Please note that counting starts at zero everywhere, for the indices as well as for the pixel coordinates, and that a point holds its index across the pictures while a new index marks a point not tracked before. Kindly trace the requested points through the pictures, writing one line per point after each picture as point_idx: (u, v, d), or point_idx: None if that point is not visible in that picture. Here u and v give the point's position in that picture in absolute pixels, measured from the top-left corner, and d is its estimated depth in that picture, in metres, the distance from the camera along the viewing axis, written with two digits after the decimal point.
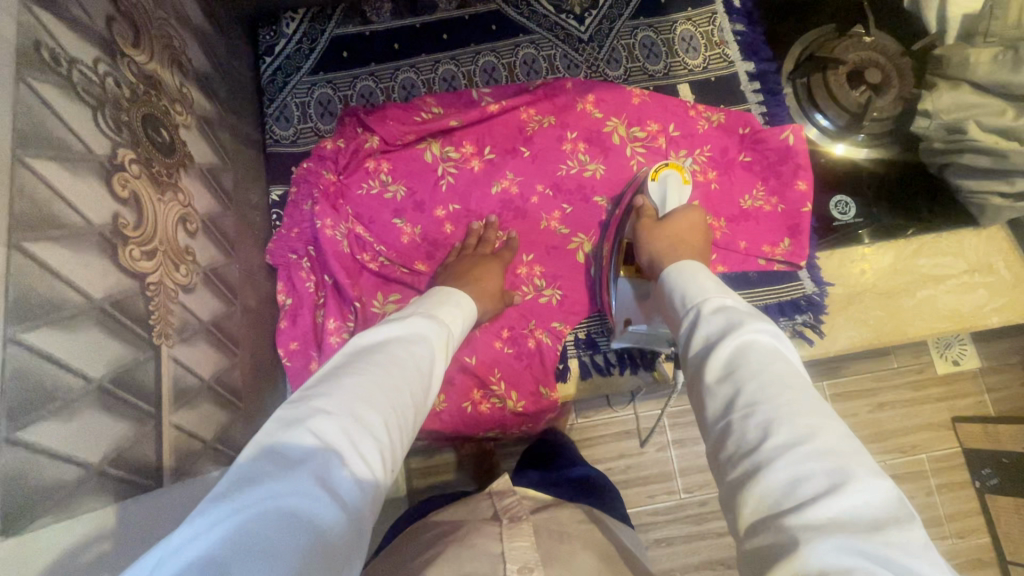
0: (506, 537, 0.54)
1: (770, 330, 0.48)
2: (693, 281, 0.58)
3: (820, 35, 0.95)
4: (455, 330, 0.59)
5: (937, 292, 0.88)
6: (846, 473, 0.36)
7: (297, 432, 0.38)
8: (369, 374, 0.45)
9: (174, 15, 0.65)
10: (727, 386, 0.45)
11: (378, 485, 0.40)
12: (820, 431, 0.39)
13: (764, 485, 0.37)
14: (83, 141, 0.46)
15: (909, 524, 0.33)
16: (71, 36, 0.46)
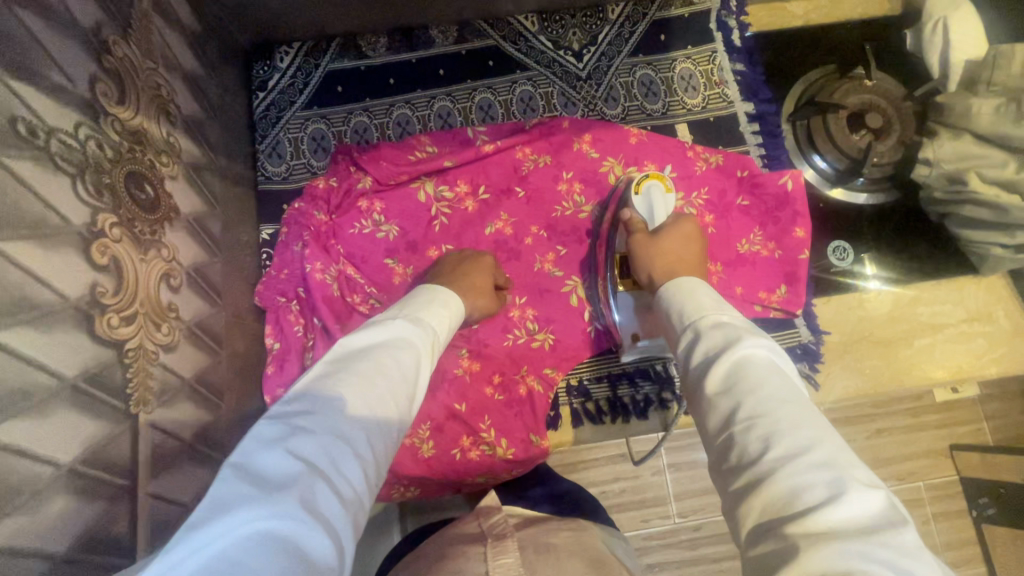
0: (489, 559, 0.50)
1: (766, 344, 0.47)
2: (690, 297, 0.58)
3: (822, 75, 0.94)
4: (447, 334, 0.58)
5: (936, 341, 0.87)
6: (841, 482, 0.35)
7: (277, 452, 0.37)
8: (353, 386, 0.43)
9: (162, 61, 0.64)
10: (728, 401, 0.44)
11: (364, 501, 0.39)
12: (819, 445, 0.38)
13: (768, 498, 0.36)
14: (60, 213, 0.45)
15: (904, 527, 0.33)
16: (51, 105, 0.45)
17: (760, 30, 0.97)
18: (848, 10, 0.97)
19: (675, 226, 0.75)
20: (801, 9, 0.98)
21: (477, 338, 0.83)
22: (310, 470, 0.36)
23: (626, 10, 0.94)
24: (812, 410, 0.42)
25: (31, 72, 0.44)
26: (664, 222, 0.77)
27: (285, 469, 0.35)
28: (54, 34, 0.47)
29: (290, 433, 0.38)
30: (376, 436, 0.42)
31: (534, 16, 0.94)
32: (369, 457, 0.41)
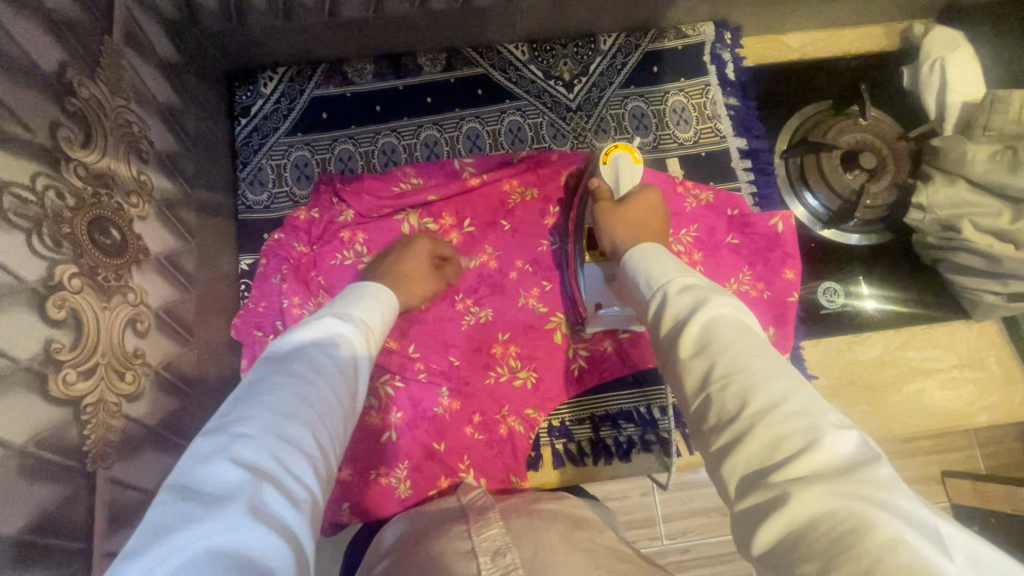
0: (475, 535, 0.53)
1: (733, 303, 0.49)
2: (657, 262, 0.59)
3: (818, 112, 0.92)
4: (379, 329, 0.61)
5: (926, 386, 0.86)
6: (819, 429, 0.37)
7: (217, 467, 0.38)
8: (286, 397, 0.46)
9: (135, 96, 0.62)
10: (701, 362, 0.46)
11: (314, 494, 0.42)
12: (792, 393, 0.40)
13: (749, 448, 0.39)
14: (13, 271, 0.44)
15: (879, 463, 0.36)
16: (5, 158, 0.44)
17: (755, 63, 0.96)
18: (845, 45, 0.96)
19: (641, 192, 0.76)
20: (797, 43, 0.96)
21: (458, 375, 0.81)
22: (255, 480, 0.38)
23: (619, 41, 0.92)
24: (784, 362, 0.44)
25: None
26: (628, 190, 0.77)
27: (228, 482, 0.37)
28: (12, 84, 0.46)
29: (228, 449, 0.40)
30: (316, 437, 0.45)
31: (525, 45, 0.92)
32: (314, 454, 0.44)
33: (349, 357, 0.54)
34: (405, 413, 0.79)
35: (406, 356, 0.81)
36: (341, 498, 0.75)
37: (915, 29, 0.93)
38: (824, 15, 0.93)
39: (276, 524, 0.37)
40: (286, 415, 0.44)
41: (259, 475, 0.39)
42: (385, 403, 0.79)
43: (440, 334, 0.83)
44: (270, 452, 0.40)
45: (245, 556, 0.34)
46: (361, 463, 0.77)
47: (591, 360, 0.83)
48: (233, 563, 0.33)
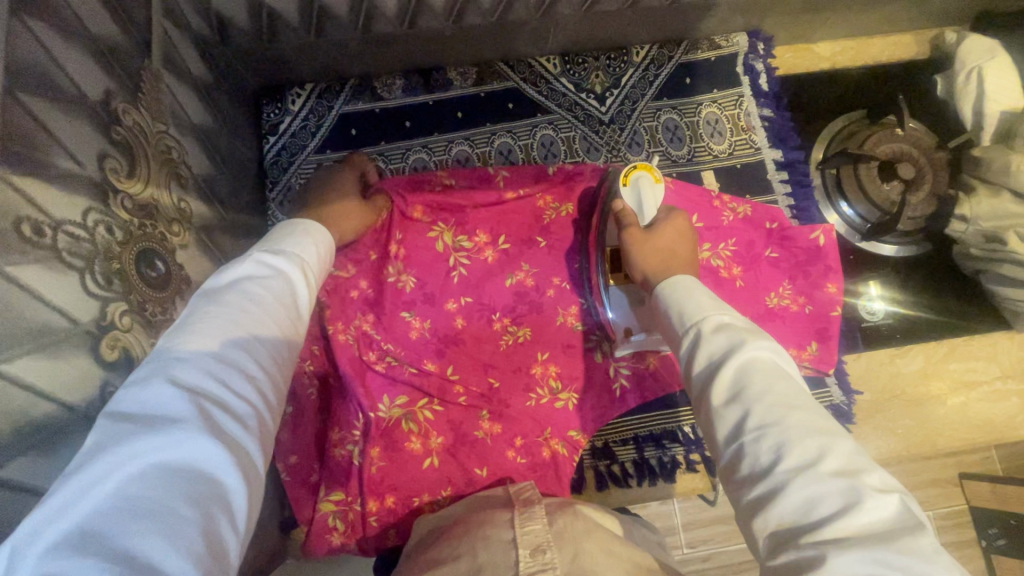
0: (517, 525, 0.51)
1: (771, 344, 0.46)
2: (690, 300, 0.53)
3: (850, 121, 0.91)
4: (319, 259, 0.57)
5: (969, 399, 0.86)
6: (856, 491, 0.36)
7: (152, 387, 0.36)
8: (223, 316, 0.42)
9: (173, 121, 0.60)
10: (735, 410, 0.42)
11: (265, 417, 0.40)
12: (831, 448, 0.38)
13: (781, 507, 0.37)
14: (66, 314, 0.41)
15: (921, 533, 0.34)
16: (58, 195, 0.41)
17: (787, 73, 0.95)
18: (876, 52, 0.95)
19: (667, 220, 0.73)
20: (828, 51, 0.95)
21: (498, 398, 0.78)
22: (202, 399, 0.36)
23: (651, 52, 0.91)
24: (825, 414, 0.41)
25: (39, 161, 0.40)
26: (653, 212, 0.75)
27: (170, 401, 0.35)
28: (61, 117, 0.43)
29: (165, 370, 0.37)
30: (261, 361, 0.42)
31: (556, 58, 0.91)
32: (260, 376, 0.41)
33: (289, 285, 0.50)
34: (446, 438, 0.76)
35: (445, 378, 0.78)
36: (386, 527, 0.72)
37: (948, 37, 0.92)
38: (855, 24, 0.92)
39: (231, 442, 0.36)
40: (226, 336, 0.41)
41: (204, 395, 0.36)
42: (424, 428, 0.75)
43: (480, 355, 0.80)
44: (213, 372, 0.38)
45: (198, 472, 0.33)
46: (403, 492, 0.73)
47: (633, 379, 0.83)
48: (185, 479, 0.32)
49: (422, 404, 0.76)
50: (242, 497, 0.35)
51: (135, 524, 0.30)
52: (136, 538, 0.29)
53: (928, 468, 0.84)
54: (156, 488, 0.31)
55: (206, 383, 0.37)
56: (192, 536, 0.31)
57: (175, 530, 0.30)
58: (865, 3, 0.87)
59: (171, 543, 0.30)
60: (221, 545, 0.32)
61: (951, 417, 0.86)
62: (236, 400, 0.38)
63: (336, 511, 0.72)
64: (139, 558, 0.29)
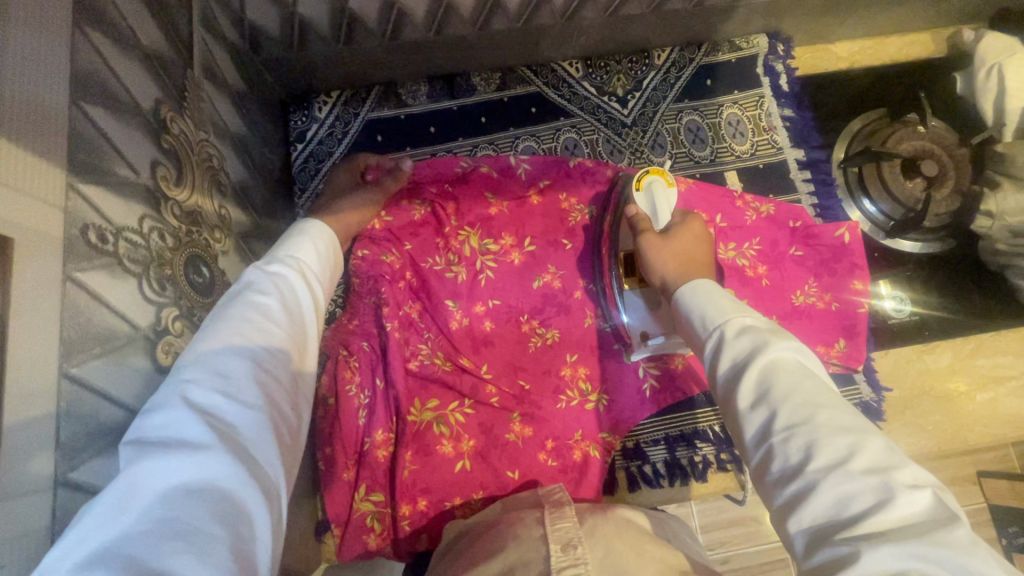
0: (549, 523, 0.51)
1: (793, 345, 0.44)
2: (711, 300, 0.52)
3: (871, 119, 0.91)
4: (319, 259, 0.54)
5: (998, 395, 0.86)
6: (888, 486, 0.34)
7: (165, 411, 0.34)
8: (233, 329, 0.40)
9: (213, 129, 0.61)
10: (762, 412, 0.41)
11: (280, 427, 0.38)
12: (863, 446, 0.37)
13: (815, 507, 0.35)
14: (127, 318, 0.41)
15: (956, 525, 0.33)
16: (118, 202, 0.42)
17: (806, 73, 0.96)
18: (893, 51, 0.96)
19: (683, 224, 0.71)
20: (846, 51, 0.96)
21: (529, 399, 0.78)
22: (218, 417, 0.35)
23: (673, 55, 0.92)
24: (852, 410, 0.40)
25: (99, 169, 0.41)
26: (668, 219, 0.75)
27: (187, 421, 0.34)
28: (119, 126, 0.44)
29: (179, 390, 0.35)
30: (270, 370, 0.40)
31: (578, 62, 0.91)
32: (271, 387, 0.39)
33: (291, 289, 0.47)
34: (478, 441, 0.76)
35: (478, 378, 0.78)
36: (419, 531, 0.72)
37: (964, 35, 0.93)
38: (873, 23, 0.93)
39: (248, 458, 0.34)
40: (239, 348, 0.39)
41: (221, 413, 0.35)
42: (455, 430, 0.76)
43: (511, 357, 0.80)
44: (227, 389, 0.36)
45: (222, 490, 0.32)
46: (436, 494, 0.73)
47: (662, 379, 0.83)
48: (209, 497, 0.31)
49: (454, 405, 0.76)
50: (267, 513, 0.34)
51: (163, 546, 0.28)
52: (166, 560, 0.28)
53: (957, 462, 0.85)
54: (181, 509, 0.30)
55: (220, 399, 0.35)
56: (223, 554, 0.29)
57: (205, 549, 0.29)
58: (884, 3, 0.87)
59: (203, 560, 0.29)
60: (252, 564, 0.31)
61: (979, 412, 0.86)
62: (251, 415, 0.36)
63: (374, 512, 0.73)
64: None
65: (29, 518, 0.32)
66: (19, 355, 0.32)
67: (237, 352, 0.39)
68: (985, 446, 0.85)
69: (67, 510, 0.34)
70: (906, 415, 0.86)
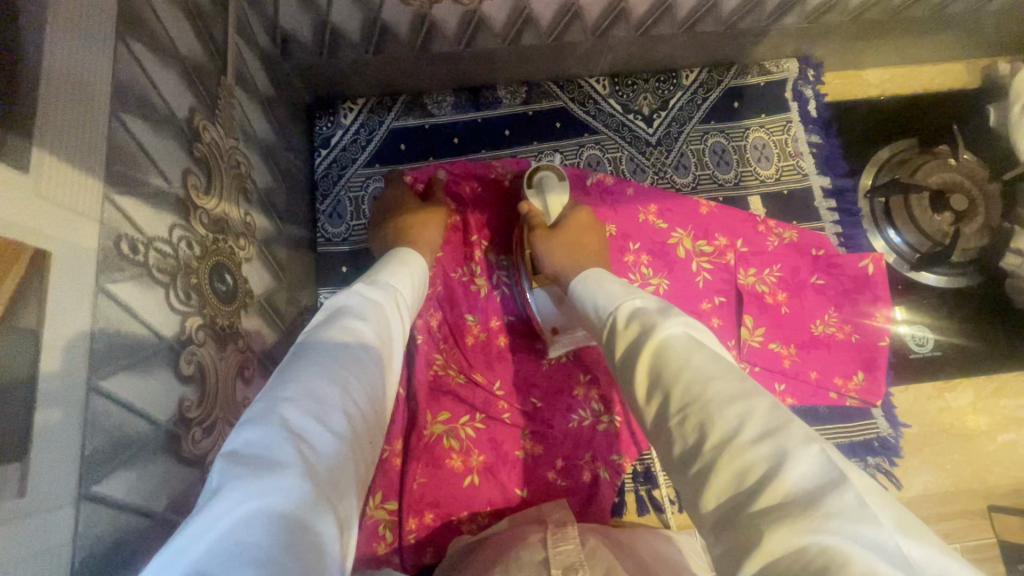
0: (550, 547, 0.50)
1: (682, 320, 0.44)
2: (601, 289, 0.54)
3: (903, 147, 0.91)
4: (408, 295, 0.56)
5: (1020, 436, 0.85)
6: (781, 449, 0.32)
7: (263, 428, 0.34)
8: (328, 354, 0.41)
9: (242, 136, 0.61)
10: (657, 398, 0.40)
11: (354, 463, 0.37)
12: (753, 413, 0.34)
13: (715, 487, 0.33)
14: (154, 327, 0.41)
15: (844, 486, 0.30)
16: (151, 213, 0.42)
17: (836, 99, 0.94)
18: (926, 80, 0.95)
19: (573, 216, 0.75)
20: (877, 78, 0.95)
21: (541, 417, 0.78)
22: (307, 441, 0.34)
23: (701, 76, 0.91)
24: (739, 376, 0.38)
25: (134, 179, 0.41)
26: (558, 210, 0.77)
27: (280, 439, 0.33)
28: (154, 134, 0.44)
29: (278, 407, 0.35)
30: (356, 402, 0.40)
31: (606, 79, 0.91)
32: (355, 420, 0.39)
33: (383, 321, 0.49)
34: (487, 457, 0.75)
35: (491, 393, 0.78)
36: (426, 545, 0.71)
37: (1000, 67, 0.92)
38: (907, 51, 0.91)
39: (327, 490, 0.33)
40: (336, 376, 0.40)
41: (311, 438, 0.35)
42: (465, 445, 0.75)
43: (523, 373, 0.80)
44: (320, 415, 0.36)
45: (300, 522, 0.30)
46: (444, 509, 0.72)
47: None
48: (290, 526, 0.30)
49: (465, 419, 0.76)
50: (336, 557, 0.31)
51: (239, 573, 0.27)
52: None
53: (977, 504, 0.82)
54: (260, 533, 0.28)
55: (312, 425, 0.35)
56: None
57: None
58: (918, 33, 0.86)
59: None
60: None
61: (999, 452, 0.84)
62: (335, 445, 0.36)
63: (386, 521, 0.70)
64: None
65: (53, 531, 0.31)
66: (49, 368, 0.32)
67: (334, 379, 0.39)
68: (1007, 487, 0.83)
69: (89, 524, 0.34)
70: (925, 452, 0.84)
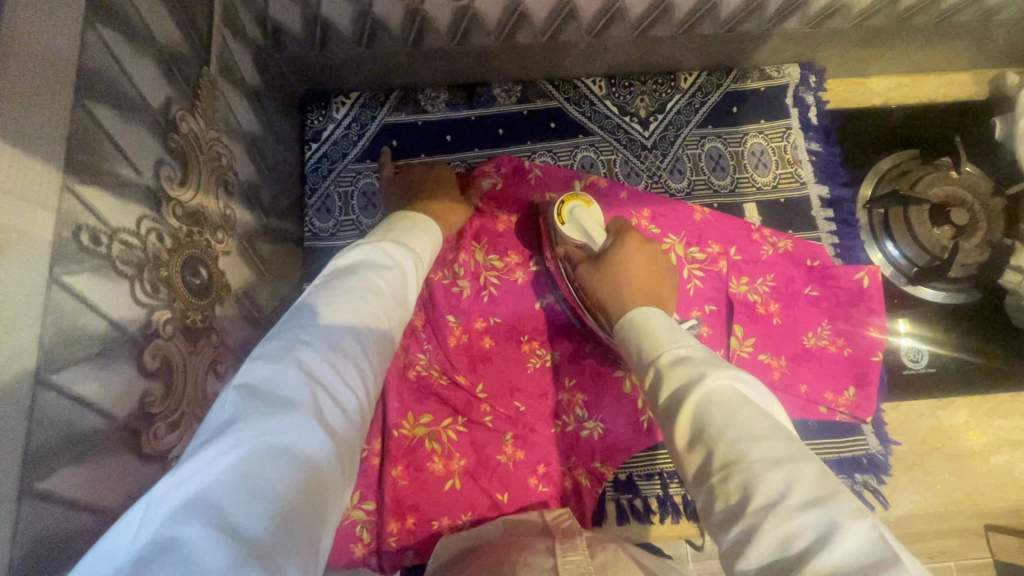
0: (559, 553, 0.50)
1: (728, 373, 0.42)
2: (648, 332, 0.52)
3: (902, 159, 0.89)
4: (425, 263, 0.59)
5: (1014, 458, 0.83)
6: (827, 523, 0.31)
7: (281, 364, 0.37)
8: (346, 312, 0.44)
9: (225, 128, 0.60)
10: (699, 451, 0.39)
11: (360, 408, 0.40)
12: (799, 478, 0.33)
13: (757, 553, 0.32)
14: (114, 320, 0.41)
15: (896, 568, 0.29)
16: (116, 204, 0.42)
17: (838, 106, 0.93)
18: (932, 90, 0.93)
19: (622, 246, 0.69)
20: (881, 87, 0.93)
21: (524, 422, 0.77)
22: (320, 382, 0.37)
23: (700, 80, 0.89)
24: (789, 436, 0.37)
25: (99, 170, 0.40)
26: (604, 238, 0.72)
27: (300, 383, 0.36)
28: (123, 123, 0.43)
29: (296, 349, 0.38)
30: (365, 355, 0.43)
31: (603, 80, 0.89)
32: (365, 369, 0.42)
33: (400, 281, 0.52)
34: (468, 461, 0.74)
35: (473, 395, 0.76)
36: (406, 549, 0.70)
37: (1009, 79, 0.90)
38: (912, 60, 0.89)
39: (333, 429, 0.36)
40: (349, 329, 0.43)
41: (323, 379, 0.37)
42: (447, 448, 0.74)
43: (508, 377, 0.79)
44: (334, 361, 0.39)
45: (308, 455, 0.33)
46: (423, 513, 0.71)
47: None
48: (298, 456, 0.32)
49: (447, 421, 0.75)
50: (335, 491, 0.34)
51: (249, 496, 0.29)
52: (250, 510, 0.28)
53: (968, 526, 0.81)
54: (275, 467, 0.31)
55: (325, 368, 0.38)
56: (297, 520, 0.30)
57: (284, 515, 0.29)
58: (925, 41, 0.84)
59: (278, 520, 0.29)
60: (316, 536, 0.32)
61: (992, 473, 0.82)
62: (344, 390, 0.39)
63: (365, 521, 0.71)
64: (250, 531, 0.28)
65: None
66: None
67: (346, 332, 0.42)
68: (999, 510, 0.81)
69: (32, 521, 0.33)
70: (916, 471, 0.83)
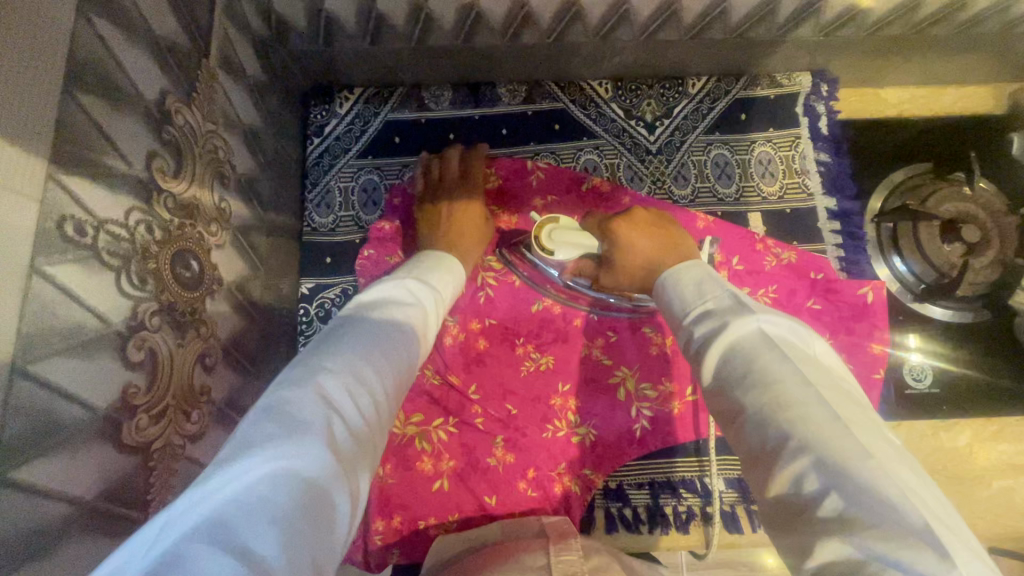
0: (551, 552, 0.49)
1: (757, 316, 0.42)
2: (679, 279, 0.51)
3: (913, 172, 0.87)
4: (449, 286, 0.59)
5: (1017, 484, 0.81)
6: (844, 464, 0.32)
7: (301, 391, 0.37)
8: (367, 339, 0.44)
9: (223, 120, 0.60)
10: (724, 393, 0.40)
11: (374, 438, 0.40)
12: (819, 417, 0.34)
13: (777, 486, 0.34)
14: (98, 312, 0.41)
15: (904, 508, 0.30)
16: (104, 195, 0.42)
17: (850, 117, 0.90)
18: (948, 102, 0.90)
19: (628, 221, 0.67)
20: (896, 98, 0.91)
21: (515, 425, 0.76)
22: (337, 410, 0.37)
23: (708, 85, 0.88)
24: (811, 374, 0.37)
25: (88, 161, 0.40)
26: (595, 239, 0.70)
27: (316, 411, 0.36)
28: (115, 114, 0.43)
29: (316, 375, 0.39)
30: (385, 383, 0.43)
31: (609, 83, 0.88)
32: (382, 399, 0.42)
33: (424, 309, 0.52)
34: (457, 461, 0.74)
35: (465, 397, 0.77)
36: (393, 547, 0.72)
37: None
38: (929, 72, 0.87)
39: (345, 459, 0.36)
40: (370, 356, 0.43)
41: (340, 408, 0.38)
42: (437, 448, 0.74)
43: (501, 380, 0.78)
44: (352, 389, 0.39)
45: (318, 486, 0.33)
46: (410, 512, 0.72)
47: (655, 421, 0.78)
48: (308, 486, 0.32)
49: (438, 422, 0.75)
50: (344, 523, 0.34)
51: (258, 526, 0.29)
52: (258, 538, 0.29)
53: None
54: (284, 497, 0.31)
55: (343, 397, 0.38)
56: (302, 551, 0.30)
57: (289, 548, 0.29)
58: (942, 53, 0.82)
59: (284, 550, 0.29)
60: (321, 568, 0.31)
61: (993, 499, 0.80)
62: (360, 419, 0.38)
63: None
64: (256, 561, 0.28)
65: None
66: None
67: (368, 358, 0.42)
68: (999, 536, 0.79)
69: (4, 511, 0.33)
70: None
